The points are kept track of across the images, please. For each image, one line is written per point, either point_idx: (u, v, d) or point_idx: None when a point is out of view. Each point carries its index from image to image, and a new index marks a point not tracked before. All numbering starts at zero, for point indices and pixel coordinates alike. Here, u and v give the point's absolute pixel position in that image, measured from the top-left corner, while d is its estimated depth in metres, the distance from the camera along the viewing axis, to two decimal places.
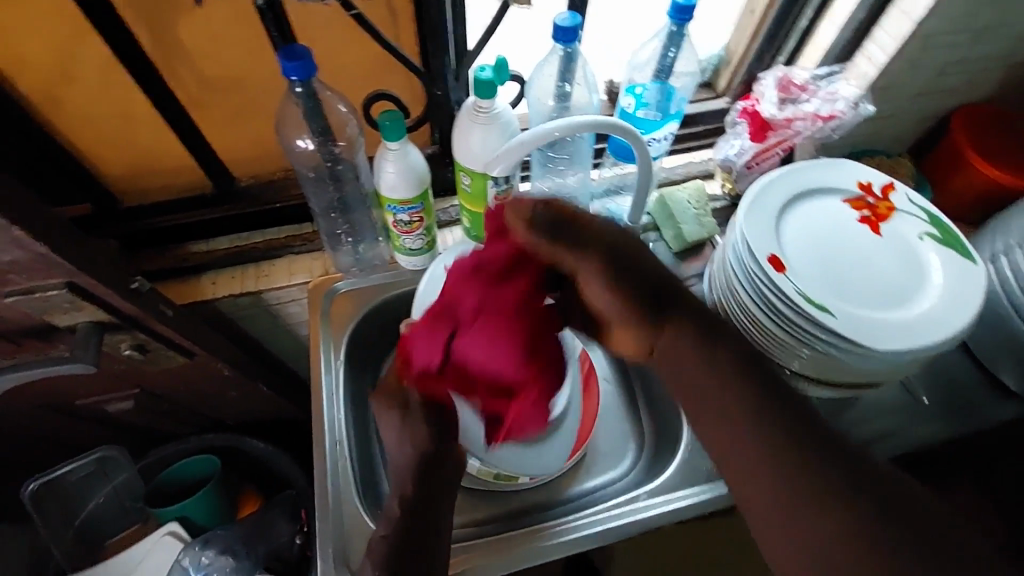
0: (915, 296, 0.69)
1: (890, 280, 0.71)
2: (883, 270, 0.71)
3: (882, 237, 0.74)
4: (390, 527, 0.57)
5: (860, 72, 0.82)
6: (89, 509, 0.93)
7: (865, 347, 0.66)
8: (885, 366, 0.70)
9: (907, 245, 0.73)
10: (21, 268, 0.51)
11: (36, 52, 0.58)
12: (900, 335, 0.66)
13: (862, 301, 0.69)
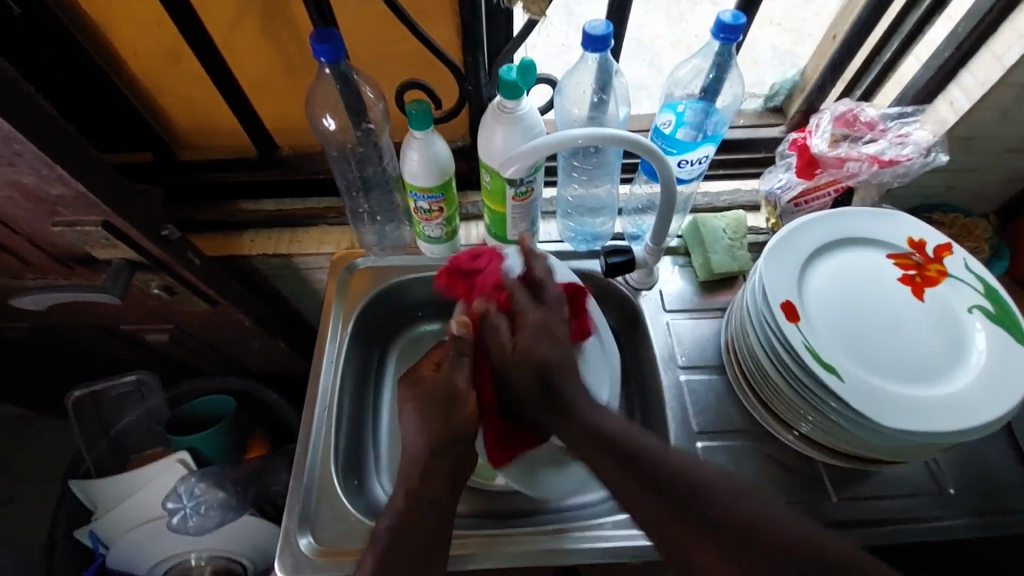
0: (948, 373, 0.62)
1: (923, 350, 0.64)
2: (917, 339, 0.64)
3: (924, 303, 0.66)
4: (394, 519, 0.59)
5: (938, 116, 0.74)
6: (122, 423, 1.04)
7: (874, 421, 0.59)
8: (900, 445, 0.63)
9: (952, 315, 0.65)
10: (67, 202, 0.58)
11: (114, 12, 0.65)
12: (919, 415, 0.59)
13: (883, 369, 0.62)
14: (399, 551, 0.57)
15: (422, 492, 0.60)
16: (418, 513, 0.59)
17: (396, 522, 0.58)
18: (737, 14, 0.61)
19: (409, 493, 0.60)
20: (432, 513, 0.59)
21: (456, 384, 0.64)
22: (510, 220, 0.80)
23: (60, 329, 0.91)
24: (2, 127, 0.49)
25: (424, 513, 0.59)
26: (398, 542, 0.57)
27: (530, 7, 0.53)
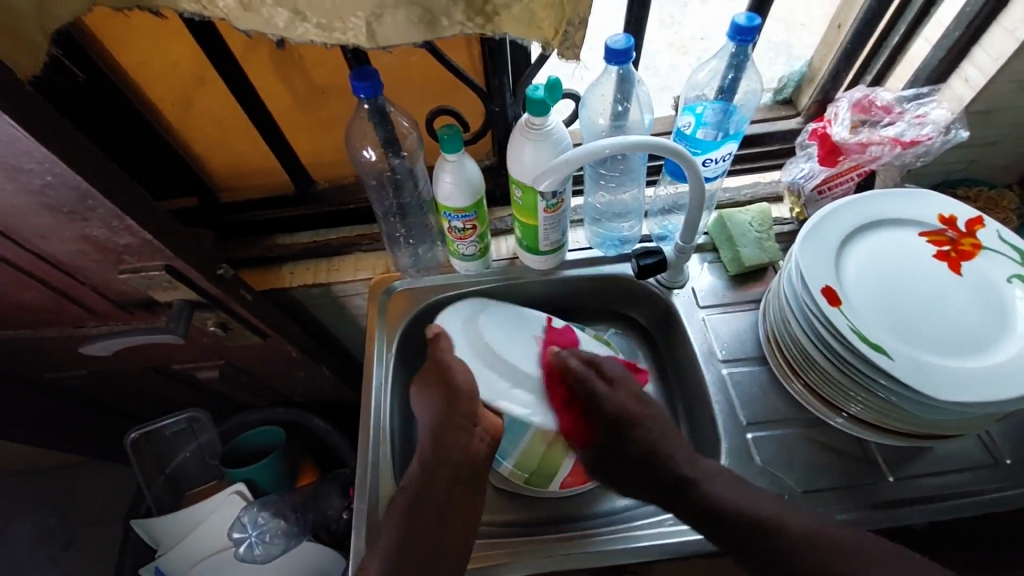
0: (993, 343, 0.63)
1: (966, 323, 0.65)
2: (959, 312, 0.65)
3: (962, 277, 0.67)
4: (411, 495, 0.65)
5: (954, 95, 0.76)
6: (177, 460, 1.07)
7: (925, 396, 0.60)
8: (954, 418, 0.64)
9: (991, 287, 0.67)
10: (133, 250, 0.62)
11: (159, 70, 0.69)
12: (970, 386, 0.60)
13: (928, 345, 0.63)
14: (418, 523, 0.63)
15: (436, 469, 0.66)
16: (431, 485, 0.65)
17: (414, 491, 0.65)
18: (751, 15, 0.64)
19: (424, 464, 0.67)
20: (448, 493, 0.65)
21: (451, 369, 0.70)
22: (542, 233, 0.82)
23: (117, 373, 0.95)
24: (80, 185, 0.53)
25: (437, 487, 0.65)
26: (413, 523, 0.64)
27: (563, 53, 0.49)
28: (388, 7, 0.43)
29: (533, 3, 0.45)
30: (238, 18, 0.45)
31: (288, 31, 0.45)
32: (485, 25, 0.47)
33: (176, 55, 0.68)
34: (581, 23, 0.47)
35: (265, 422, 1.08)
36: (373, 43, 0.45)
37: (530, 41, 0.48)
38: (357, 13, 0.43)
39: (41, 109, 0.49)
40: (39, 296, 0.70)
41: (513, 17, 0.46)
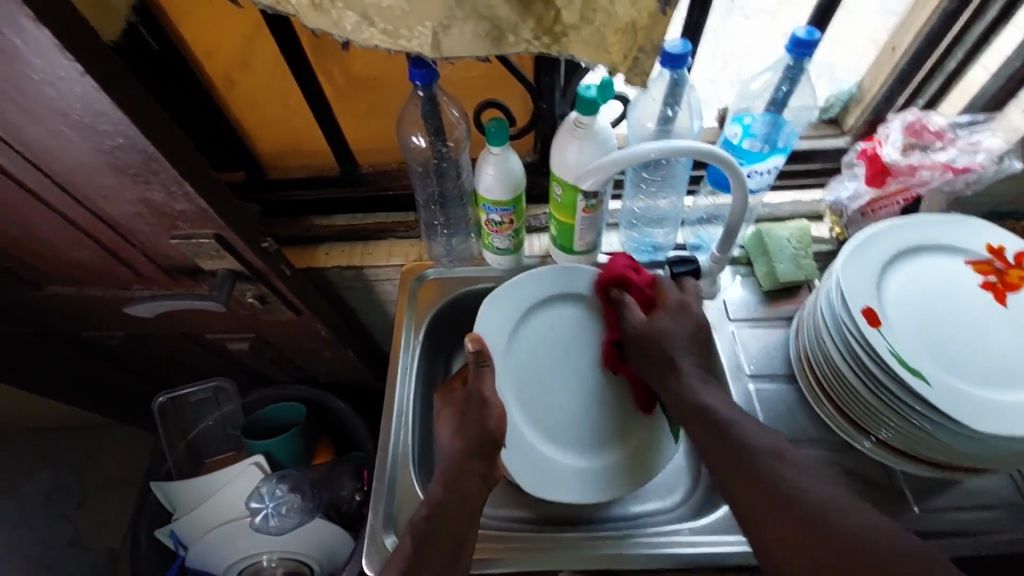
0: None
1: (1006, 356, 0.64)
2: (1001, 344, 0.64)
3: (1007, 309, 0.66)
4: (431, 509, 0.64)
5: (1010, 125, 0.75)
6: (200, 428, 1.10)
7: (961, 425, 0.59)
8: (990, 453, 0.62)
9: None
10: (187, 217, 0.64)
11: (223, 45, 0.71)
12: (1008, 421, 0.59)
13: (967, 375, 0.62)
14: (434, 529, 0.62)
15: (461, 485, 0.65)
16: (451, 495, 0.64)
17: (424, 518, 0.63)
18: (811, 29, 0.63)
19: (446, 479, 0.66)
20: (466, 505, 0.64)
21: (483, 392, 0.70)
22: (578, 232, 0.83)
23: (152, 338, 0.98)
24: (147, 149, 0.55)
25: (457, 505, 0.64)
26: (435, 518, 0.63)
27: (629, 78, 0.50)
28: (456, 20, 0.45)
29: (604, 27, 0.46)
30: (309, 17, 0.47)
31: (355, 34, 0.47)
32: (552, 45, 0.48)
33: (241, 30, 0.70)
34: (651, 50, 0.48)
35: (287, 399, 1.10)
36: (437, 53, 0.46)
37: (596, 64, 0.49)
38: (426, 23, 0.44)
39: (119, 74, 0.52)
40: (91, 255, 0.73)
41: (581, 39, 0.47)
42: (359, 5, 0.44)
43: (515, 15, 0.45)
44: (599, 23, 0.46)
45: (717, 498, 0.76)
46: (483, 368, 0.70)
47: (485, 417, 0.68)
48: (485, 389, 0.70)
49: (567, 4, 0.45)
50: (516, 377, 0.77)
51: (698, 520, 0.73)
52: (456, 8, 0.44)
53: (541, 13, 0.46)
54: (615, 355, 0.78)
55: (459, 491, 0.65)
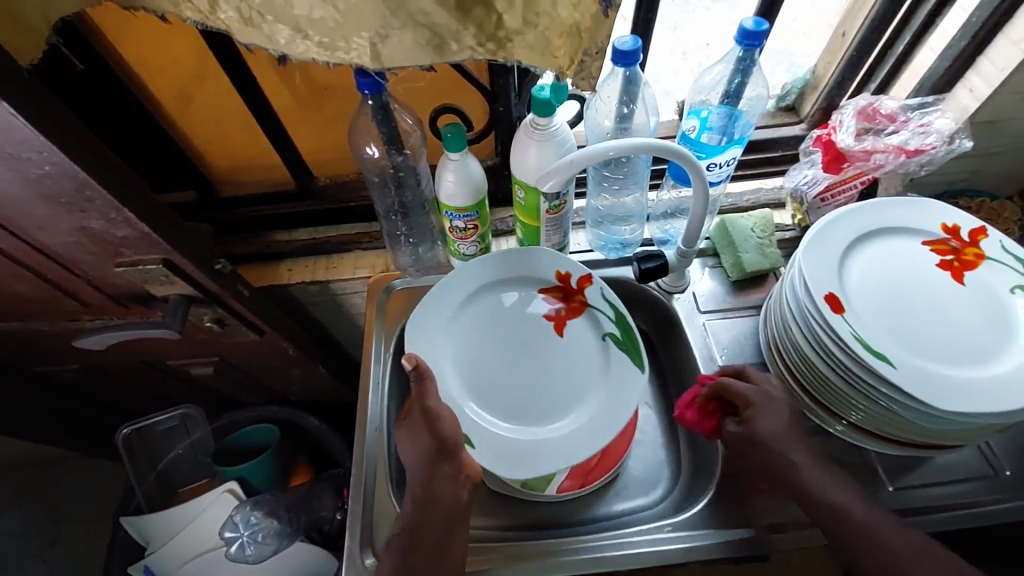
0: (993, 355, 0.63)
1: (967, 332, 0.65)
2: (959, 321, 0.66)
3: (964, 287, 0.68)
4: (404, 523, 0.64)
5: (959, 104, 0.76)
6: (168, 458, 1.06)
7: (925, 404, 0.60)
8: (956, 428, 0.63)
9: (994, 298, 0.67)
10: (131, 243, 0.61)
11: (159, 59, 0.68)
12: (972, 398, 0.60)
13: (929, 354, 0.63)
14: (414, 551, 0.62)
15: (429, 496, 0.64)
16: (426, 514, 0.63)
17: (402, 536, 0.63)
18: (758, 20, 0.63)
19: (417, 499, 0.64)
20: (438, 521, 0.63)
21: (428, 402, 0.66)
22: (544, 234, 0.82)
23: (111, 368, 0.94)
24: (78, 175, 0.53)
25: (431, 512, 0.63)
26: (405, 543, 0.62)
27: (576, 82, 0.49)
28: (394, 29, 0.43)
29: (548, 30, 0.45)
30: (239, 32, 0.45)
31: (290, 48, 0.45)
32: (497, 51, 0.46)
33: (177, 44, 0.67)
34: (596, 54, 0.48)
35: (259, 421, 1.07)
36: (378, 63, 0.45)
37: (543, 69, 0.48)
38: (362, 33, 0.43)
39: (44, 98, 0.49)
40: (32, 287, 0.69)
41: (526, 44, 0.46)
42: (291, 19, 0.43)
43: (455, 22, 0.44)
44: (543, 27, 0.45)
45: (697, 491, 0.77)
46: (425, 381, 0.67)
47: (434, 422, 0.65)
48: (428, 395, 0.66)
49: (508, 9, 0.43)
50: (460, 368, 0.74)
51: (680, 515, 0.73)
52: (392, 17, 0.42)
53: (481, 19, 0.44)
54: (556, 317, 0.78)
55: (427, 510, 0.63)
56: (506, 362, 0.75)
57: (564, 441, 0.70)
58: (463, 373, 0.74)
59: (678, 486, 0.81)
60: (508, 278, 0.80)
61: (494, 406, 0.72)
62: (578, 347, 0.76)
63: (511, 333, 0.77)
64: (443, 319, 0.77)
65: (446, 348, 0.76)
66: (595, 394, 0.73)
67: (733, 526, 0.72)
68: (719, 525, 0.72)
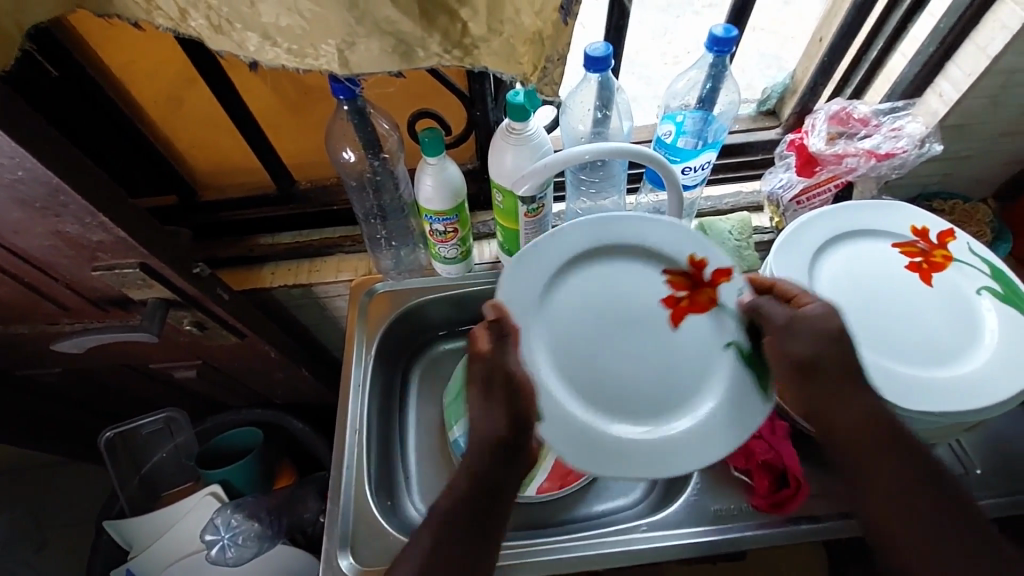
0: (960, 356, 0.64)
1: (935, 333, 0.66)
2: (928, 323, 0.67)
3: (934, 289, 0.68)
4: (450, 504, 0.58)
5: (929, 109, 0.77)
6: (152, 462, 1.06)
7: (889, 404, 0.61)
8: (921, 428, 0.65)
9: (963, 301, 0.68)
10: (106, 247, 0.62)
11: (138, 63, 0.69)
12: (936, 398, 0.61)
13: (898, 355, 0.64)
14: (462, 530, 0.56)
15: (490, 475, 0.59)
16: (483, 494, 0.58)
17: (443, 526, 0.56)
18: (728, 27, 0.64)
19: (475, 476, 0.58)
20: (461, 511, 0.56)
21: (508, 367, 0.63)
22: (523, 236, 0.82)
23: (93, 372, 0.94)
24: (51, 181, 0.53)
25: (480, 499, 0.58)
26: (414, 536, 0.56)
27: (541, 87, 0.50)
28: (360, 37, 0.44)
29: (513, 37, 0.46)
30: (210, 39, 0.46)
31: (260, 55, 0.46)
32: (463, 58, 0.47)
33: (154, 49, 0.68)
34: (558, 60, 0.48)
35: (243, 424, 1.07)
36: (347, 70, 0.46)
37: (509, 75, 0.49)
38: (329, 41, 0.44)
39: (15, 105, 0.49)
40: (10, 291, 0.69)
41: (491, 50, 0.46)
42: (259, 26, 0.44)
43: (420, 30, 0.44)
44: (508, 34, 0.46)
45: (675, 492, 0.78)
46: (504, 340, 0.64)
47: (515, 390, 0.61)
48: (511, 363, 0.63)
49: (473, 16, 0.44)
50: (558, 347, 0.68)
51: (657, 515, 0.73)
52: (357, 25, 0.43)
53: (446, 27, 0.45)
54: (673, 305, 0.69)
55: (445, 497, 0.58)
56: (605, 348, 0.68)
57: (662, 446, 0.65)
58: (558, 352, 0.67)
59: (657, 486, 0.82)
60: (626, 245, 0.71)
61: (588, 393, 0.67)
62: (698, 341, 0.68)
63: (623, 308, 0.70)
64: (542, 281, 0.69)
65: (545, 317, 0.69)
66: (704, 409, 0.66)
67: (710, 525, 0.72)
68: (695, 525, 0.72)
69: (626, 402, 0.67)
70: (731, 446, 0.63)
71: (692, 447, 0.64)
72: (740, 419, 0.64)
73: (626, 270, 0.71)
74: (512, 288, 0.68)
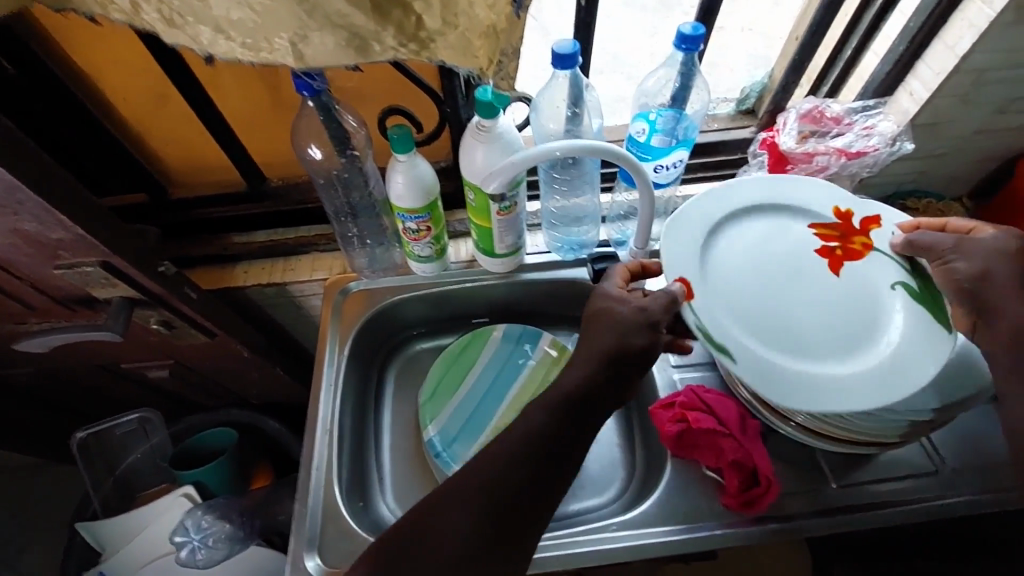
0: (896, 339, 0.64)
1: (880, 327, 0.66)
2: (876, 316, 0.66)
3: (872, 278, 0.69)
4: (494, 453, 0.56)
5: (900, 108, 0.77)
6: (125, 463, 1.05)
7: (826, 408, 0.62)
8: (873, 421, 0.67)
9: (871, 288, 0.68)
10: (67, 246, 0.61)
11: (99, 57, 0.68)
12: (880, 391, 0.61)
13: (837, 354, 0.65)
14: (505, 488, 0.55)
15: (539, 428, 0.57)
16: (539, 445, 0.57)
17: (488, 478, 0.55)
18: (696, 25, 0.64)
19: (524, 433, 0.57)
20: (492, 484, 0.55)
21: (649, 309, 0.63)
22: (497, 234, 0.82)
23: (63, 371, 0.93)
24: (3, 178, 0.52)
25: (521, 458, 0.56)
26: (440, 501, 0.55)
27: (498, 82, 0.50)
28: (312, 30, 0.43)
29: (468, 31, 0.45)
30: (164, 32, 0.45)
31: (213, 48, 0.45)
32: (420, 52, 0.46)
33: (115, 44, 0.66)
34: (513, 53, 0.48)
35: (219, 425, 1.06)
36: (302, 64, 0.45)
37: (466, 70, 0.48)
38: (282, 34, 0.43)
39: None
40: None
41: (448, 44, 0.46)
42: (210, 19, 0.43)
43: (374, 23, 0.43)
44: (463, 27, 0.45)
45: (648, 492, 0.77)
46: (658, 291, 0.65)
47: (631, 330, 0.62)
48: (652, 306, 0.63)
49: (427, 9, 0.43)
50: (724, 293, 0.68)
51: (628, 515, 0.73)
52: (308, 18, 0.42)
53: (400, 20, 0.44)
54: (829, 253, 0.71)
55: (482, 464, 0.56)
56: (800, 289, 0.69)
57: (871, 382, 0.62)
58: (723, 295, 0.68)
59: (631, 486, 0.82)
60: (762, 205, 0.75)
61: (773, 338, 0.66)
62: (858, 285, 0.68)
63: (761, 256, 0.71)
64: (696, 236, 0.72)
65: (705, 271, 0.70)
66: (852, 356, 0.64)
67: (680, 524, 0.72)
68: (666, 524, 0.72)
69: (847, 346, 0.65)
70: (881, 397, 0.61)
71: (891, 378, 0.62)
72: (914, 352, 0.63)
73: (789, 230, 0.73)
74: (671, 242, 0.71)
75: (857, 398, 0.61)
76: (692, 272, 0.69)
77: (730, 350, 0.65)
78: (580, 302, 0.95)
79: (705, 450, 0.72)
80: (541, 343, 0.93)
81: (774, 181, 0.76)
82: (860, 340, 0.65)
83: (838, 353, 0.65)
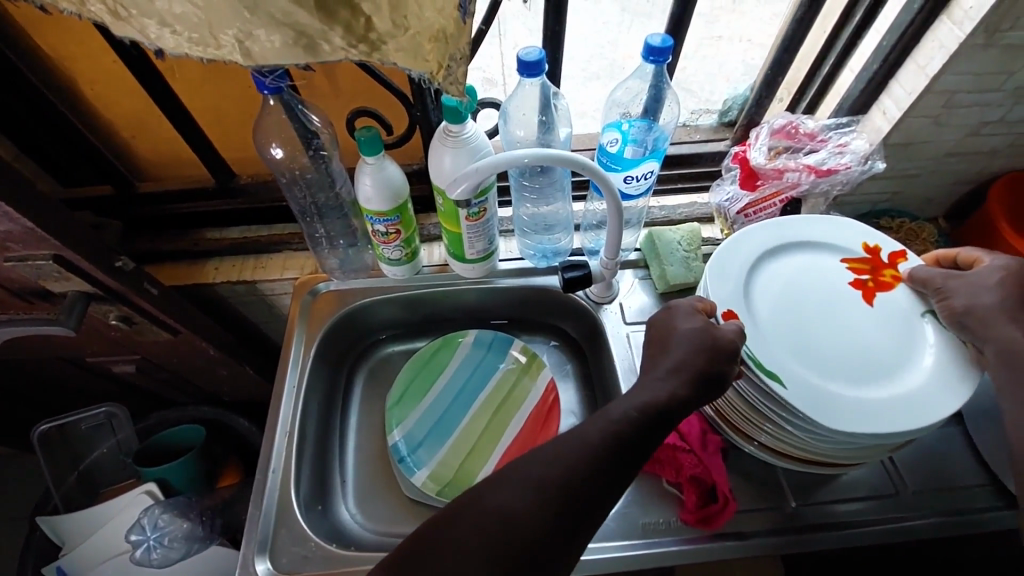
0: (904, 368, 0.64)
1: (896, 356, 0.65)
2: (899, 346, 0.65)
3: (884, 312, 0.68)
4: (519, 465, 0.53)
5: (873, 126, 0.77)
6: (90, 458, 1.04)
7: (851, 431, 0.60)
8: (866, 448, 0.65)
9: (903, 317, 0.67)
10: (17, 239, 0.60)
11: (61, 46, 0.67)
12: (908, 416, 0.60)
13: (863, 380, 0.63)
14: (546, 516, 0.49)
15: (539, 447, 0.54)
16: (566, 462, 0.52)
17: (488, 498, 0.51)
18: (664, 37, 0.63)
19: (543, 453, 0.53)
20: (547, 488, 0.50)
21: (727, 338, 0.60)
22: (467, 240, 0.81)
23: (27, 363, 0.92)
24: None
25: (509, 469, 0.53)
26: (473, 494, 0.51)
27: (448, 87, 0.49)
28: (257, 27, 0.42)
29: (419, 35, 0.44)
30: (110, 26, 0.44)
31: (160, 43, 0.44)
32: (370, 53, 0.44)
33: (76, 36, 0.66)
34: (463, 59, 0.47)
35: (187, 422, 1.05)
36: (250, 61, 0.44)
37: (419, 74, 0.47)
38: (227, 30, 0.42)
39: None
40: None
41: (399, 47, 0.45)
42: (154, 13, 0.41)
43: (320, 22, 0.42)
44: (414, 30, 0.44)
45: None
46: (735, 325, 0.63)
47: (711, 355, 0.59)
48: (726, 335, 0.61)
49: (376, 10, 0.42)
50: (763, 319, 0.67)
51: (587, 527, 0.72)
52: (252, 16, 0.41)
53: (348, 20, 0.42)
54: (862, 285, 0.70)
55: (546, 465, 0.51)
56: (846, 322, 0.68)
57: (906, 409, 0.61)
58: (762, 321, 0.67)
59: None
60: (796, 239, 0.74)
61: (810, 364, 0.64)
62: (890, 318, 0.67)
63: (797, 286, 0.70)
64: (739, 264, 0.71)
65: (746, 297, 0.69)
66: (891, 383, 0.63)
67: (638, 538, 0.71)
68: (625, 538, 0.71)
69: (881, 375, 0.63)
70: (924, 419, 0.59)
71: (925, 408, 0.60)
72: (941, 386, 0.62)
73: (823, 263, 0.72)
74: (715, 269, 0.70)
75: (900, 423, 0.60)
76: (730, 295, 0.68)
77: (774, 373, 0.62)
78: (553, 311, 0.94)
79: (668, 464, 0.72)
80: (510, 349, 0.92)
81: (803, 219, 0.76)
82: (894, 371, 0.63)
83: (876, 379, 0.63)
